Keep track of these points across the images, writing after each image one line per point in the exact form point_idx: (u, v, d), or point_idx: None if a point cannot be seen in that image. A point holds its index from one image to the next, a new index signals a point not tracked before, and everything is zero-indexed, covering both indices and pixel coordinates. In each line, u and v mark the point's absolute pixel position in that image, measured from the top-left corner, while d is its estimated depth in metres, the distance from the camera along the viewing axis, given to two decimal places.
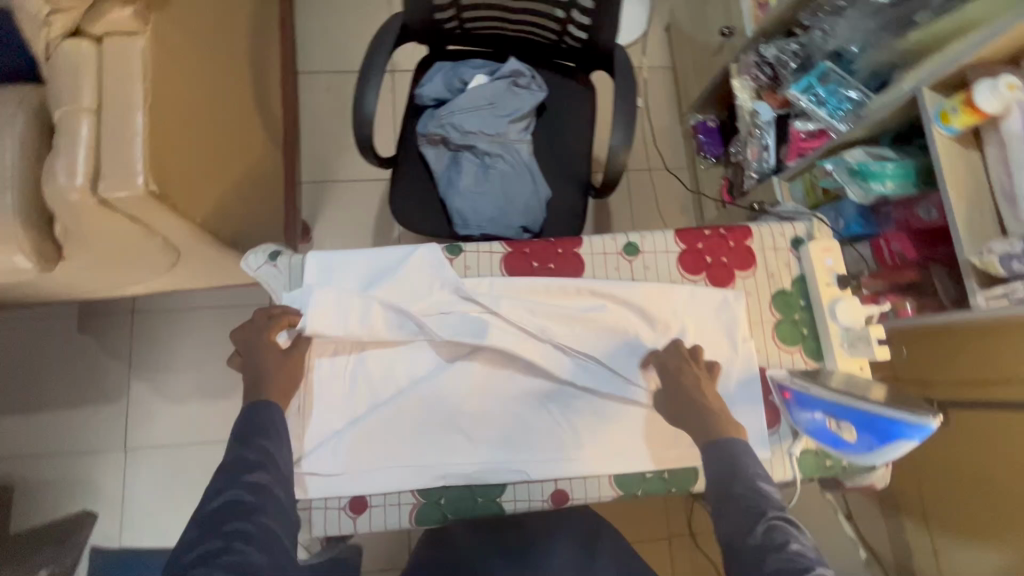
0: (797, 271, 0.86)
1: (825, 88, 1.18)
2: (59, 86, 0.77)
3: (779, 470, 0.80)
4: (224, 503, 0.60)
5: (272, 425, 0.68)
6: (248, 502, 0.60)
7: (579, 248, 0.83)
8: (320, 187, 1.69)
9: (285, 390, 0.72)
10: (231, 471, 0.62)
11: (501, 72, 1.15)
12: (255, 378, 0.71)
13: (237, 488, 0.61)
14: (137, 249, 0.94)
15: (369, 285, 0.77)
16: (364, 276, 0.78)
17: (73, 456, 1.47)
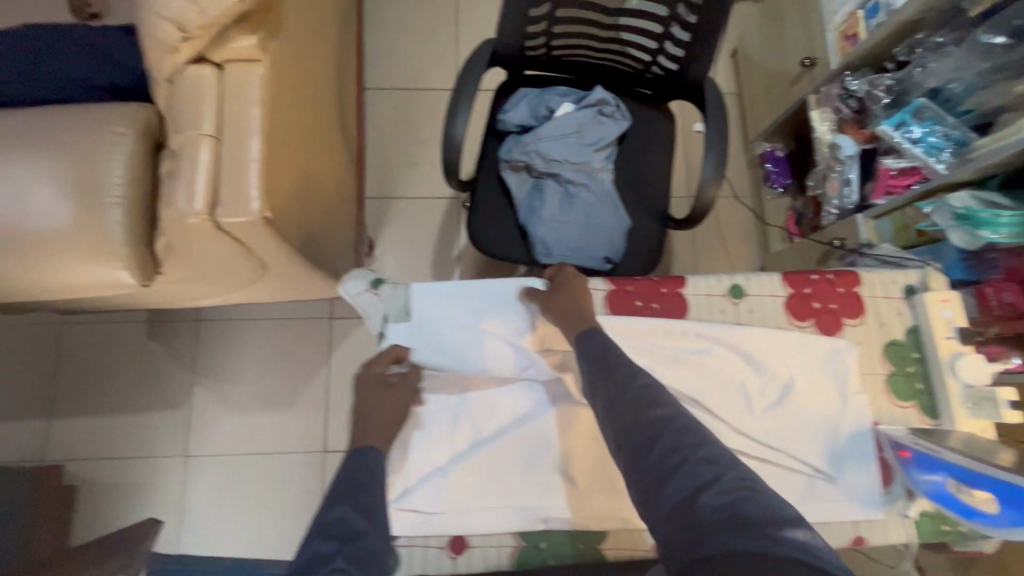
0: (910, 321, 0.82)
1: (921, 125, 1.14)
2: (182, 111, 0.78)
3: (893, 534, 0.77)
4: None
5: (363, 481, 0.65)
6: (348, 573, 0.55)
7: (683, 289, 0.82)
8: (384, 202, 1.70)
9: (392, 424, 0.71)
10: (329, 528, 0.59)
11: (587, 100, 1.14)
12: (364, 409, 0.71)
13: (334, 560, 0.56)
14: (233, 268, 0.96)
15: (476, 317, 0.78)
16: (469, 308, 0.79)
17: (138, 459, 1.51)
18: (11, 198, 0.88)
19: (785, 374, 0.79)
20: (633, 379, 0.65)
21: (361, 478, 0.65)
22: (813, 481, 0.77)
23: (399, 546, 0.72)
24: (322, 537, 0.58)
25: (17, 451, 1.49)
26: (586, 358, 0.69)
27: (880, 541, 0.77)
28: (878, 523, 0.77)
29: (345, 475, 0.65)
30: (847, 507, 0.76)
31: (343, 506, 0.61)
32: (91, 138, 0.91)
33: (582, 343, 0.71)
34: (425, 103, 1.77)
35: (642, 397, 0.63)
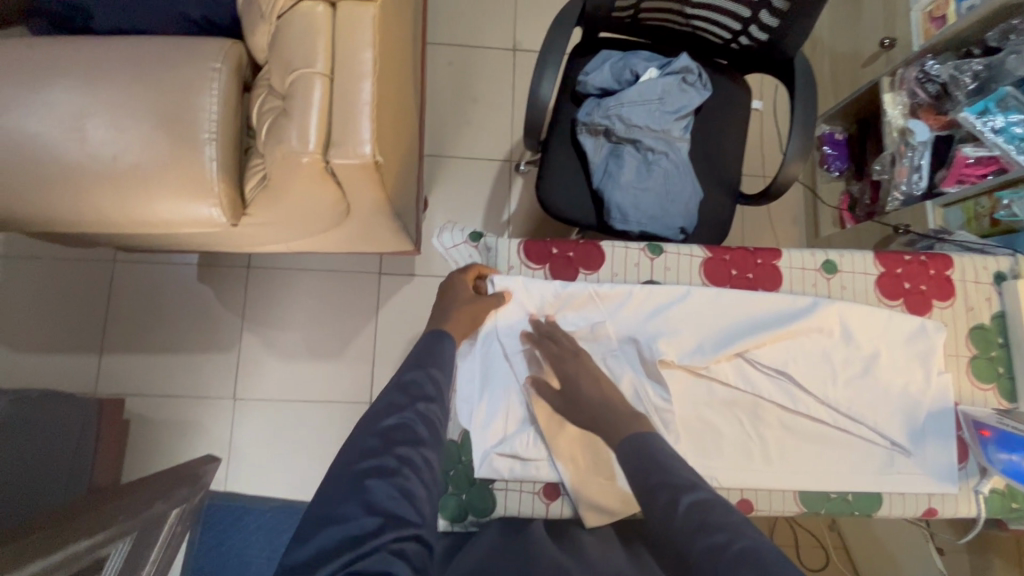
0: (997, 307, 0.84)
1: (1004, 114, 1.14)
2: (294, 49, 0.78)
3: (964, 507, 0.79)
4: (398, 423, 0.65)
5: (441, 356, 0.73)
6: (420, 434, 0.65)
7: (778, 261, 0.83)
8: (435, 161, 1.69)
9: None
10: (408, 386, 0.69)
11: (671, 66, 1.12)
12: None
13: (411, 415, 0.66)
14: (318, 215, 0.96)
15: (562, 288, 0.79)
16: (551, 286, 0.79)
17: (188, 399, 1.54)
18: (106, 127, 0.87)
19: (873, 351, 0.80)
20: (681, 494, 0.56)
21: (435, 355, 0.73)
22: (892, 454, 0.79)
23: (494, 489, 0.77)
24: (402, 393, 0.68)
25: (71, 384, 1.52)
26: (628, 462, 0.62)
27: (951, 515, 0.79)
28: (950, 497, 0.79)
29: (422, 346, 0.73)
30: (926, 480, 0.78)
31: (420, 371, 0.70)
32: (186, 71, 0.90)
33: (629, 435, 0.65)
34: (482, 63, 1.74)
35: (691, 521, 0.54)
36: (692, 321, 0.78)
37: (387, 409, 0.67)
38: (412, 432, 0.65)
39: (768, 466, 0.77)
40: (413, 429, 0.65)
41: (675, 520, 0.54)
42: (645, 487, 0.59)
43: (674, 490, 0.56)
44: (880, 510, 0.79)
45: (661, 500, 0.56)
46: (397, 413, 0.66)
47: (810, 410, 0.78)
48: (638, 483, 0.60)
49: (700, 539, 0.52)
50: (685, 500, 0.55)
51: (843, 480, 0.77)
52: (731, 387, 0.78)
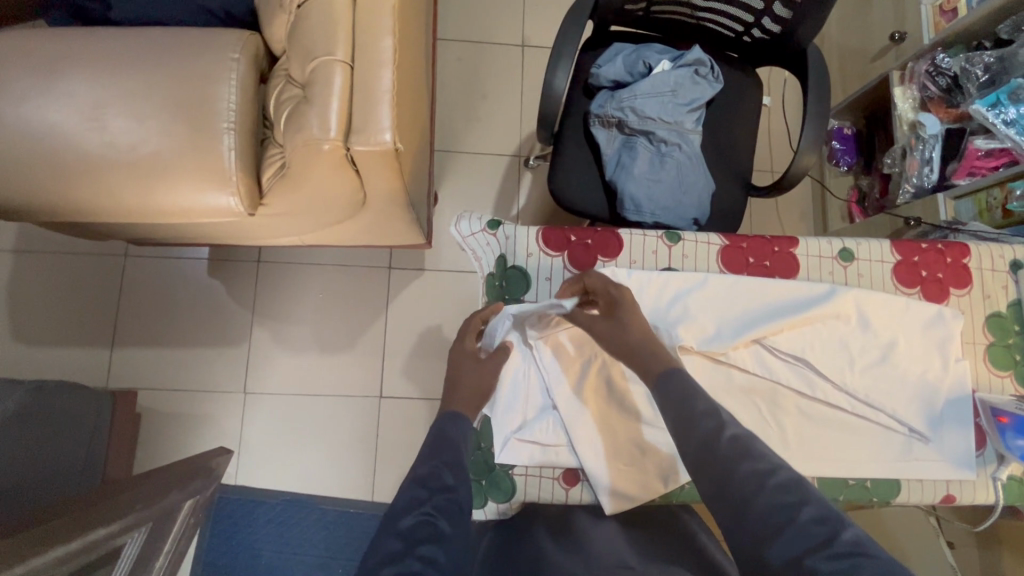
0: (1013, 294, 0.84)
1: (1016, 106, 1.14)
2: (315, 37, 0.79)
3: (981, 493, 0.79)
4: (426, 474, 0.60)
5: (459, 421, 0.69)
6: (449, 482, 0.59)
7: (795, 249, 0.83)
8: (444, 156, 1.69)
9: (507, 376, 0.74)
10: (434, 438, 0.65)
11: (684, 59, 1.13)
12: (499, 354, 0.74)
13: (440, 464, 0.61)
14: (335, 205, 0.97)
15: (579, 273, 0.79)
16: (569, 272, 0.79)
17: (199, 392, 1.54)
18: (125, 117, 0.88)
19: (892, 338, 0.80)
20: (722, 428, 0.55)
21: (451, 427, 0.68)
22: (911, 440, 0.79)
23: (514, 474, 0.77)
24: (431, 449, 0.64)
25: (82, 378, 1.52)
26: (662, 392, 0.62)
27: (969, 501, 0.79)
28: (968, 483, 0.79)
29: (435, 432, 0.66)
30: (945, 466, 0.78)
31: (435, 460, 0.61)
32: (204, 61, 0.91)
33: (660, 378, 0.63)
34: (491, 59, 1.75)
35: (733, 448, 0.53)
36: (710, 308, 0.79)
37: (403, 506, 0.56)
38: (435, 528, 0.54)
39: (787, 453, 0.77)
40: (435, 525, 0.54)
41: (716, 448, 0.53)
42: (684, 409, 0.58)
43: (717, 418, 0.56)
44: (899, 497, 0.79)
45: (700, 427, 0.56)
46: (415, 509, 0.56)
47: (829, 397, 0.78)
48: (677, 408, 0.59)
49: (743, 465, 0.51)
50: (728, 431, 0.54)
51: (860, 465, 0.78)
52: (749, 373, 0.78)
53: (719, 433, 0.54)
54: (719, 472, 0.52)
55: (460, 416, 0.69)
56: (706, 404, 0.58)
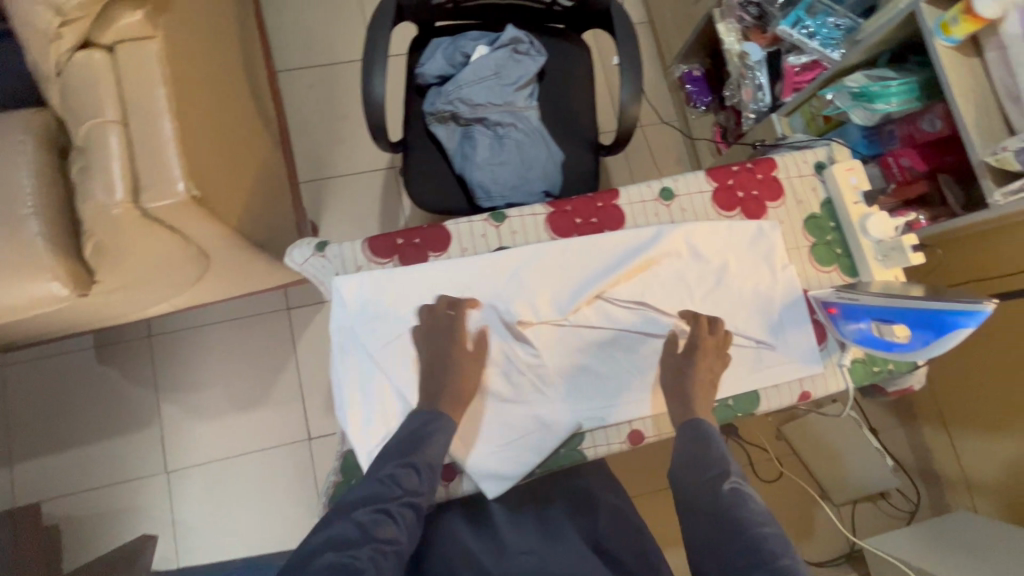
0: (824, 195, 0.90)
1: (814, 19, 1.22)
2: (81, 100, 0.75)
3: (833, 382, 0.84)
4: (395, 469, 0.69)
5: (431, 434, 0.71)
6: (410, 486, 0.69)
7: (617, 200, 0.86)
8: (319, 185, 1.66)
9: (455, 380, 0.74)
10: (417, 429, 0.72)
11: (500, 40, 1.14)
12: None
13: (405, 465, 0.69)
14: (175, 263, 0.94)
15: (411, 272, 0.78)
16: (400, 274, 0.77)
17: (119, 485, 1.47)
18: None
19: (721, 262, 0.84)
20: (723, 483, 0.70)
21: (418, 437, 0.71)
22: (761, 351, 0.84)
23: None
24: (407, 444, 0.71)
25: None
26: (683, 446, 0.75)
27: (823, 393, 0.84)
28: (819, 377, 0.84)
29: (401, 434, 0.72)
30: (792, 365, 0.83)
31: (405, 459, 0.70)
32: None
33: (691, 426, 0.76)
34: (343, 78, 1.73)
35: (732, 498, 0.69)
36: (545, 276, 0.80)
37: (365, 498, 0.68)
38: (386, 528, 0.66)
39: (650, 394, 0.80)
40: (389, 525, 0.67)
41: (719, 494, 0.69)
42: (697, 462, 0.72)
43: (726, 470, 0.71)
44: (761, 406, 0.83)
45: (709, 471, 0.71)
46: (376, 505, 0.67)
47: (673, 332, 0.82)
48: (699, 452, 0.73)
49: (737, 513, 0.67)
50: (730, 482, 0.70)
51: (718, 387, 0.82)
52: (598, 328, 0.81)
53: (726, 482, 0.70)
54: (712, 512, 0.68)
55: (445, 419, 0.72)
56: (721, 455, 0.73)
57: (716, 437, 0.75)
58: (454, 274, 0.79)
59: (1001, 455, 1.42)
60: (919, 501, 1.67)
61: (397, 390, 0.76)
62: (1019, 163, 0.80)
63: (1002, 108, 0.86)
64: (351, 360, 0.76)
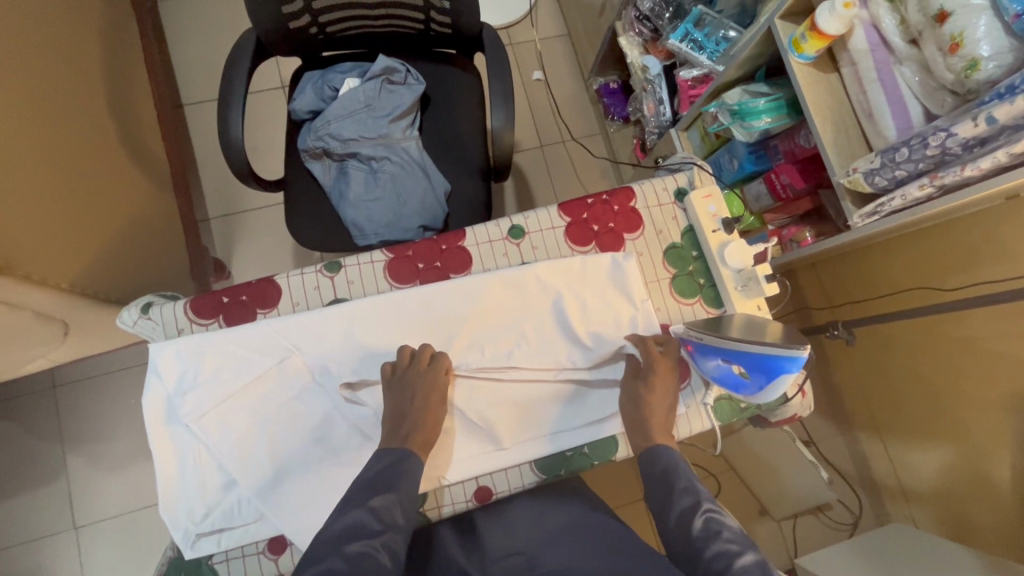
0: (686, 222, 0.87)
1: (702, 32, 1.17)
2: None
3: (697, 423, 0.80)
4: (377, 502, 0.63)
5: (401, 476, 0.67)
6: (376, 526, 0.62)
7: (463, 242, 0.82)
8: (229, 220, 1.61)
9: (421, 420, 0.71)
10: (394, 463, 0.67)
11: (372, 71, 1.10)
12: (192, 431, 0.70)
13: (383, 499, 0.64)
14: (14, 326, 0.89)
15: (233, 338, 0.73)
16: (221, 340, 0.73)
17: (23, 545, 1.41)
18: None
19: (571, 302, 0.79)
20: (695, 515, 0.64)
21: (388, 478, 0.66)
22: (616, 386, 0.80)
23: (215, 563, 0.71)
24: (376, 481, 0.66)
25: None
26: (653, 476, 0.70)
27: (688, 434, 0.80)
28: (681, 418, 0.80)
29: (376, 473, 0.66)
30: None
31: (390, 494, 0.64)
32: None
33: (657, 454, 0.71)
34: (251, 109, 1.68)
35: (705, 532, 0.61)
36: (382, 328, 0.76)
37: (347, 532, 0.60)
38: (377, 562, 0.58)
39: (498, 447, 0.76)
40: (378, 559, 0.59)
41: (692, 535, 0.62)
42: (670, 490, 0.67)
43: (695, 499, 0.65)
44: (619, 452, 0.79)
45: (676, 508, 0.65)
46: (364, 538, 0.60)
47: (516, 376, 0.77)
48: (663, 487, 0.68)
49: (712, 544, 0.60)
50: (702, 514, 0.63)
51: (569, 434, 0.78)
52: None
53: (694, 517, 0.63)
54: (692, 554, 0.61)
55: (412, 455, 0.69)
56: (680, 484, 0.67)
57: (680, 463, 0.70)
58: (280, 338, 0.74)
59: (932, 469, 1.33)
60: (862, 511, 1.58)
61: (219, 462, 0.72)
62: (868, 184, 0.76)
63: (860, 124, 0.83)
64: (167, 435, 0.73)
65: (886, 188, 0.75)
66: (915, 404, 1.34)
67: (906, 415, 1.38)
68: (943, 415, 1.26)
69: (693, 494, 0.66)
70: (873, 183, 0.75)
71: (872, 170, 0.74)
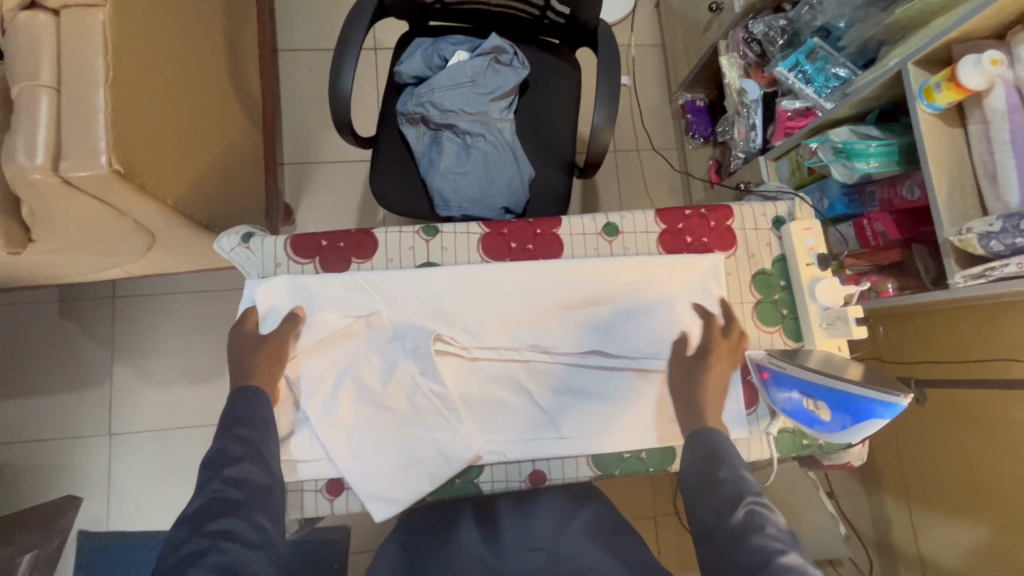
0: (778, 251, 0.86)
1: (813, 65, 1.15)
2: (17, 57, 0.74)
3: (756, 451, 0.80)
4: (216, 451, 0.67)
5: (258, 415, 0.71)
6: (231, 481, 0.64)
7: (558, 230, 0.83)
8: (301, 168, 1.64)
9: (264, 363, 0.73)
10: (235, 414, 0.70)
11: (482, 47, 1.11)
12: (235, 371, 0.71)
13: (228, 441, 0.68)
14: (112, 230, 0.93)
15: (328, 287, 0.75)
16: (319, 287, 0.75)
17: (61, 440, 1.47)
18: None
19: (655, 309, 0.80)
20: (737, 506, 0.64)
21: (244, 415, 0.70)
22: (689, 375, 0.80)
23: None
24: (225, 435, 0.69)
25: None
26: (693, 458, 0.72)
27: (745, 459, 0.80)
28: (742, 442, 0.80)
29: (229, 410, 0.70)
30: None
31: (233, 433, 0.68)
32: None
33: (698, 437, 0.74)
34: None
35: (746, 523, 0.62)
36: (422, 308, 0.77)
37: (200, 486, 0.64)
38: (230, 496, 0.63)
39: (559, 436, 0.77)
40: (226, 496, 0.63)
41: (732, 522, 0.62)
42: (709, 481, 0.67)
43: (740, 491, 0.65)
44: (675, 464, 0.80)
45: (721, 495, 0.65)
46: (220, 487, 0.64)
47: (601, 357, 0.78)
48: (704, 475, 0.68)
49: (754, 536, 0.60)
50: (746, 505, 0.63)
51: (631, 440, 0.77)
52: (501, 354, 0.77)
53: (737, 507, 0.63)
54: (730, 543, 0.61)
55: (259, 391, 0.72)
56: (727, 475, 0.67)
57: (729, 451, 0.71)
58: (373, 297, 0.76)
59: (962, 544, 1.29)
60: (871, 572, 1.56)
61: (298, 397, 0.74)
62: (981, 247, 0.75)
63: (978, 183, 0.83)
64: None
65: (1001, 253, 0.74)
66: (958, 479, 1.29)
67: (945, 488, 1.33)
68: (987, 495, 1.23)
69: (741, 486, 0.66)
70: (988, 246, 0.75)
71: (990, 233, 0.74)
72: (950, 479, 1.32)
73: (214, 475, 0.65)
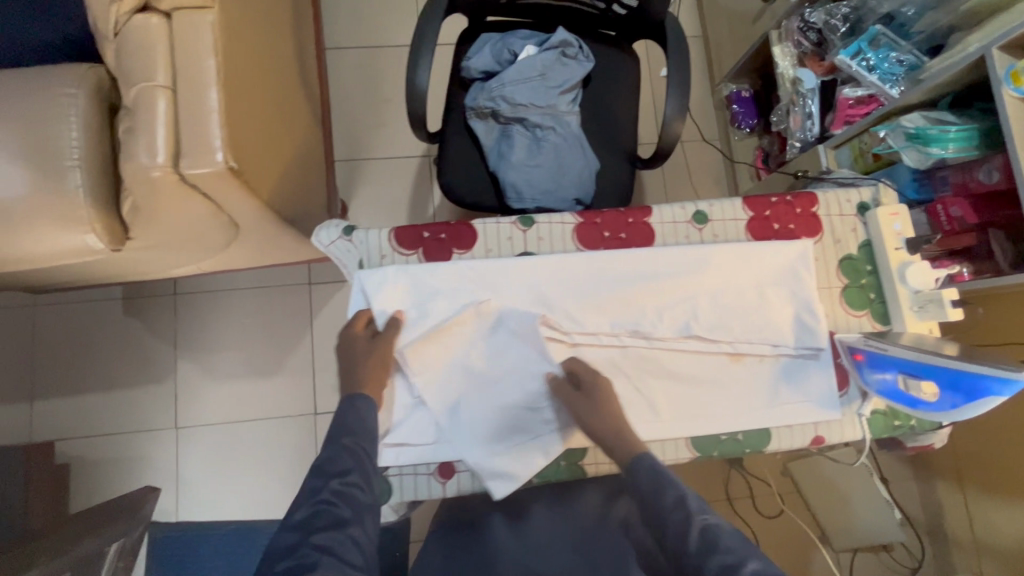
0: (863, 236, 0.88)
1: (876, 52, 1.15)
2: (132, 59, 0.76)
3: (849, 432, 0.82)
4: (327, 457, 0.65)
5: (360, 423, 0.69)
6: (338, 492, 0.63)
7: (649, 218, 0.84)
8: (353, 165, 1.67)
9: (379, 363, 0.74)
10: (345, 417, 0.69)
11: (550, 42, 1.13)
12: (349, 366, 0.73)
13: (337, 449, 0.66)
14: (206, 227, 0.96)
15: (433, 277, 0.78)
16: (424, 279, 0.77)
17: (130, 433, 1.51)
18: None
19: (748, 294, 0.82)
20: None
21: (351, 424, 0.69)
22: (781, 358, 0.82)
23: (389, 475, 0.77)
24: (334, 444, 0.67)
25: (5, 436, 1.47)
26: None
27: (837, 439, 0.82)
28: (835, 423, 0.82)
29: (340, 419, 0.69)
30: (810, 409, 0.81)
31: (345, 439, 0.67)
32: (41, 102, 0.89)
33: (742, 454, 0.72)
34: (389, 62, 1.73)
35: None
36: (524, 296, 0.79)
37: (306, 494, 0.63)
38: (336, 513, 0.61)
39: (659, 419, 0.79)
40: (334, 510, 0.61)
41: None
42: None
43: None
44: (769, 445, 0.82)
45: None
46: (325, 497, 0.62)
47: (697, 341, 0.81)
48: None
49: None
50: None
51: (729, 421, 0.80)
52: (601, 339, 0.80)
53: None
54: None
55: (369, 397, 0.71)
56: None
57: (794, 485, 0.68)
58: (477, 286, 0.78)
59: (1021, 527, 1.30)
60: (924, 557, 1.56)
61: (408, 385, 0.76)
62: None
63: None
64: None
65: None
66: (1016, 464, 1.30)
67: (1003, 473, 1.33)
68: None
69: None
70: None
71: None
72: (1007, 464, 1.32)
73: (324, 485, 0.63)
